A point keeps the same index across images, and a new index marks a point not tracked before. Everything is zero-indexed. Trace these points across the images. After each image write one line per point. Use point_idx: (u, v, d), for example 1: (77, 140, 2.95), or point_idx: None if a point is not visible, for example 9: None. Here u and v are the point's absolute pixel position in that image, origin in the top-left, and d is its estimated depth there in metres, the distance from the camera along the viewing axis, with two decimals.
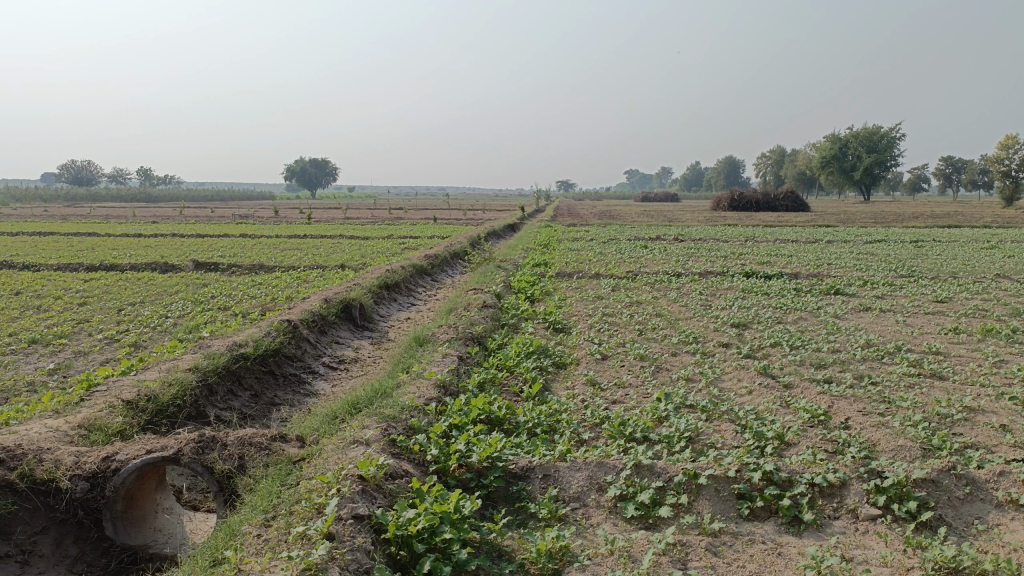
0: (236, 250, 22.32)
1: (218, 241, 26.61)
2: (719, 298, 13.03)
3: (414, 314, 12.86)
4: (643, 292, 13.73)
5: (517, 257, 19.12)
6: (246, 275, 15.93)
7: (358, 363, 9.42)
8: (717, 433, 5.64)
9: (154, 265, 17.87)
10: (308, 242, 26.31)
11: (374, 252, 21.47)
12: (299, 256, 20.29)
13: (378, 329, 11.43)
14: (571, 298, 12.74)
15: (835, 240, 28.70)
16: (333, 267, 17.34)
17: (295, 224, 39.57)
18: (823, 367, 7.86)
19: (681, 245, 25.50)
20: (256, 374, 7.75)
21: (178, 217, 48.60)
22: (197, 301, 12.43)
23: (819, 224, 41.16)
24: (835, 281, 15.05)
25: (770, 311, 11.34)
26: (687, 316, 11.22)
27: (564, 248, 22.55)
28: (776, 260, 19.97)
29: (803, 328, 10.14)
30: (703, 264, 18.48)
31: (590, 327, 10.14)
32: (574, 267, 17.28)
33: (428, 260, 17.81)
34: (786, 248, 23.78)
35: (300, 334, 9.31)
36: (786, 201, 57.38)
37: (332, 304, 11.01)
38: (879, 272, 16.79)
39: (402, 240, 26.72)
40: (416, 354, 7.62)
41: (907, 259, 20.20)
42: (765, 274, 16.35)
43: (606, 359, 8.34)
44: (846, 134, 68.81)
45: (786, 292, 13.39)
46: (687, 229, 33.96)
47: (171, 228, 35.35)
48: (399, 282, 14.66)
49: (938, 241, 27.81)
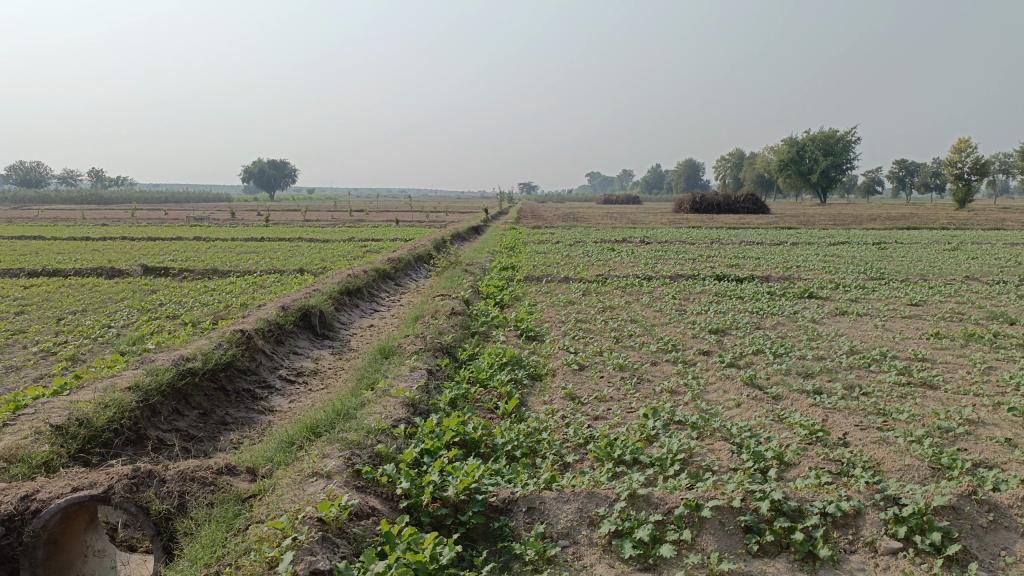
0: (189, 254, 21.43)
1: (171, 244, 25.61)
2: (693, 302, 12.67)
3: (377, 322, 12.26)
4: (615, 296, 13.32)
5: (484, 260, 18.63)
6: (199, 281, 15.13)
7: (318, 376, 8.81)
8: (712, 455, 5.19)
9: (100, 270, 16.95)
10: (265, 245, 25.48)
11: (334, 256, 20.78)
12: (255, 260, 19.50)
13: (339, 338, 10.81)
14: (542, 304, 12.27)
15: (799, 242, 28.72)
16: (292, 272, 16.61)
17: (251, 227, 38.50)
18: (812, 377, 7.48)
19: (647, 247, 25.24)
20: (205, 392, 7.13)
21: (131, 219, 47.05)
22: (145, 310, 11.66)
23: (780, 226, 41.33)
24: (807, 284, 14.82)
25: (747, 316, 10.99)
26: (663, 321, 10.81)
27: (530, 251, 22.10)
28: (744, 262, 19.76)
29: (783, 334, 9.80)
30: (672, 267, 18.16)
31: (564, 335, 9.66)
32: (542, 271, 16.82)
33: (392, 264, 17.19)
34: (752, 251, 23.63)
35: (255, 346, 8.66)
36: (747, 203, 57.77)
37: (289, 312, 10.36)
38: (849, 275, 16.62)
39: (363, 243, 26.03)
40: (381, 367, 7.04)
41: (874, 261, 20.15)
42: (735, 276, 16.06)
43: (583, 369, 7.87)
44: (804, 137, 69.66)
45: (760, 296, 13.07)
46: (652, 232, 33.76)
47: (122, 231, 34.15)
48: (361, 287, 14.02)
49: (900, 243, 27.99)
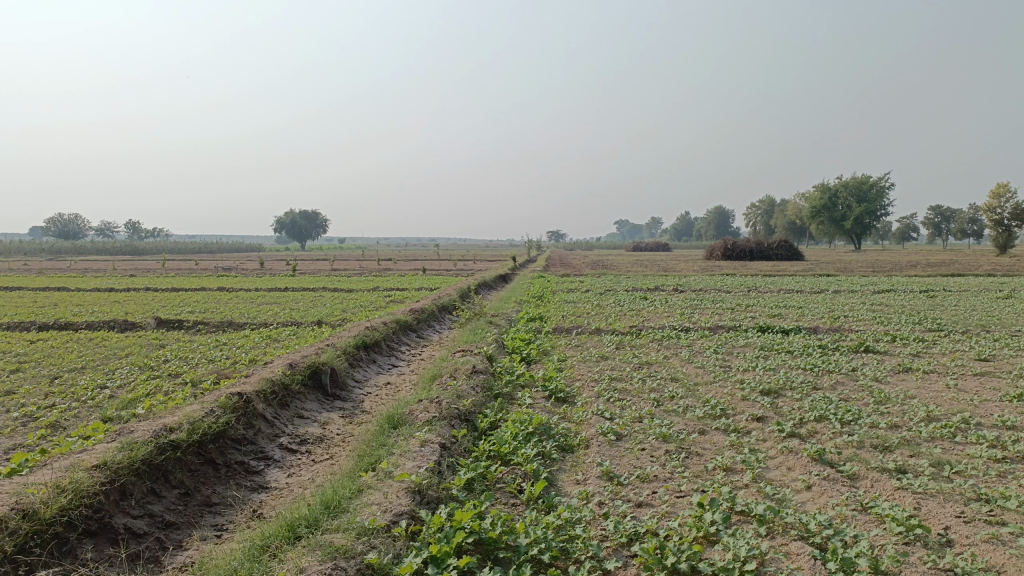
0: (208, 305, 20.86)
1: (191, 295, 25.15)
2: (737, 357, 11.62)
3: (394, 379, 11.38)
4: (652, 351, 12.30)
5: (510, 310, 17.77)
6: (212, 335, 14.41)
7: (323, 444, 7.93)
8: (789, 563, 4.17)
9: (113, 323, 16.39)
10: (288, 296, 24.90)
11: (356, 307, 20.06)
12: (274, 312, 18.83)
13: (352, 399, 9.92)
14: (572, 359, 11.30)
15: (841, 290, 27.45)
16: (309, 324, 15.87)
17: (278, 276, 38.22)
18: (890, 453, 6.40)
19: (682, 296, 24.24)
20: (188, 468, 6.28)
21: (162, 270, 47.23)
22: (146, 367, 10.92)
23: (817, 273, 39.96)
24: (860, 336, 13.69)
25: (801, 374, 9.93)
26: (707, 380, 9.78)
27: (559, 300, 21.19)
28: (787, 312, 18.62)
29: (845, 397, 8.70)
30: (710, 318, 17.09)
31: (598, 397, 8.68)
32: (571, 322, 15.89)
33: (414, 315, 16.38)
34: (793, 299, 22.45)
35: (254, 411, 7.81)
36: (780, 249, 56.44)
37: (297, 371, 9.51)
38: (903, 326, 15.44)
39: (387, 292, 25.33)
40: (390, 440, 6.11)
41: (926, 311, 18.87)
42: (780, 328, 14.96)
43: (621, 440, 6.87)
44: (836, 184, 68.49)
45: (811, 351, 11.98)
46: (684, 280, 32.68)
47: (147, 282, 34.01)
48: (379, 341, 13.18)
49: (948, 291, 26.52)
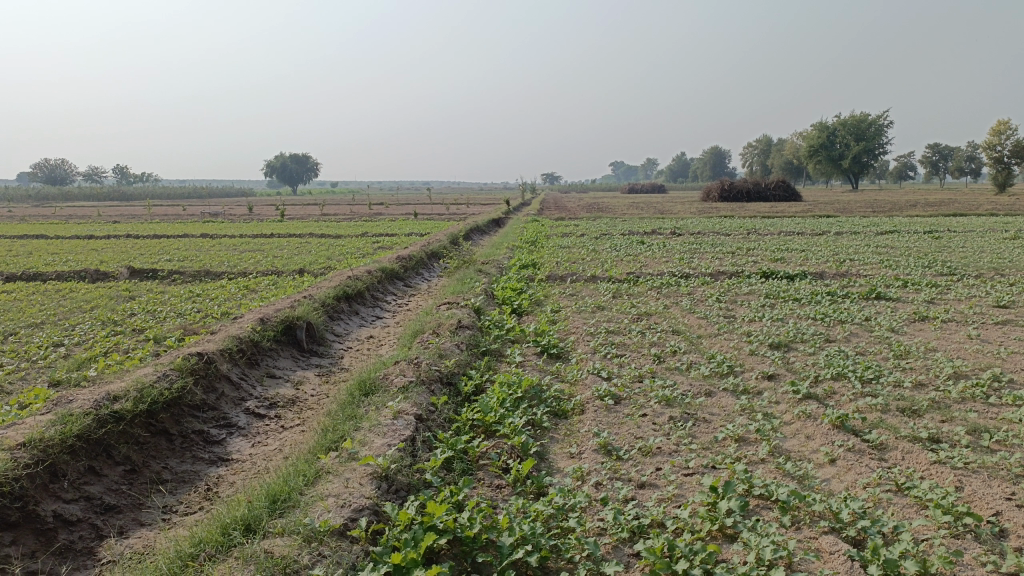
0: (187, 253, 20.02)
1: (172, 242, 24.28)
2: (742, 306, 10.92)
3: (377, 332, 10.69)
4: (650, 300, 11.62)
5: (502, 256, 17.01)
6: (186, 285, 13.63)
7: (294, 407, 7.26)
8: (821, 566, 3.53)
9: (85, 273, 15.61)
10: (272, 242, 24.02)
11: (342, 254, 19.27)
12: (255, 260, 18.01)
13: (330, 354, 9.24)
14: (566, 310, 10.60)
15: (843, 231, 26.70)
16: (290, 273, 15.12)
17: (266, 222, 37.28)
18: (919, 419, 5.75)
19: (680, 239, 23.46)
20: (134, 443, 5.60)
21: (149, 215, 46.18)
22: (110, 322, 10.21)
23: (816, 214, 39.08)
24: (869, 282, 12.99)
25: (812, 325, 9.26)
26: (712, 332, 9.10)
27: (553, 245, 20.41)
28: (790, 256, 17.87)
29: (862, 351, 8.03)
30: (711, 263, 16.36)
31: (593, 353, 8.00)
32: (566, 269, 15.16)
33: (401, 262, 15.61)
34: (795, 242, 21.67)
35: (216, 373, 7.11)
36: (778, 190, 55.44)
37: (269, 325, 8.80)
38: (912, 270, 14.75)
39: (376, 238, 24.48)
40: (360, 410, 5.42)
41: (933, 253, 18.14)
42: (785, 274, 14.23)
43: (620, 406, 6.20)
44: (834, 122, 67.07)
45: (820, 299, 11.29)
46: (682, 223, 31.80)
47: (129, 228, 33.04)
48: (362, 292, 12.45)
49: (953, 232, 25.74)
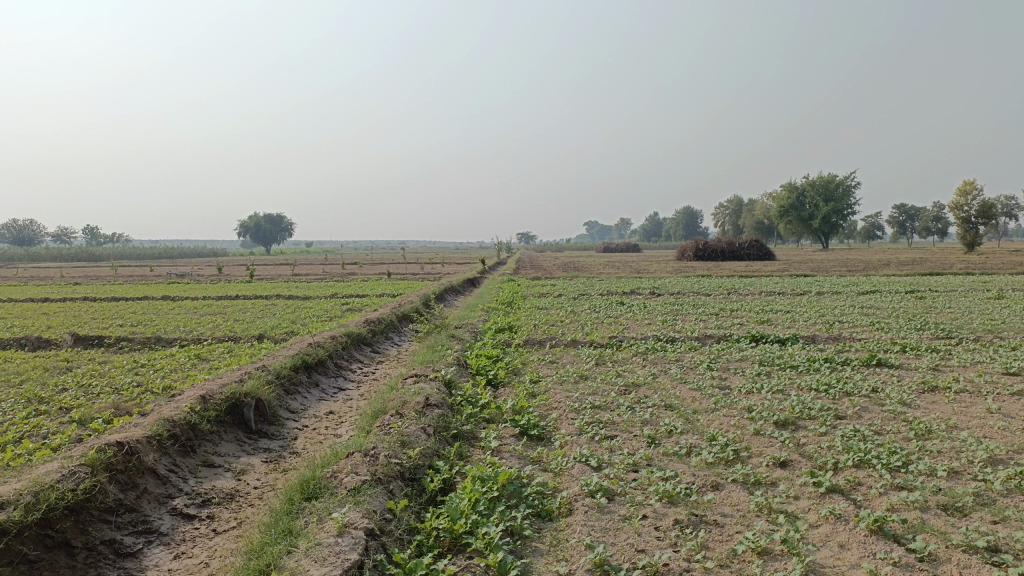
0: (143, 317, 18.89)
1: (128, 305, 23.09)
2: (736, 375, 10.07)
3: (338, 407, 9.69)
4: (636, 368, 10.76)
5: (477, 319, 16.13)
6: (132, 354, 12.53)
7: (231, 506, 6.22)
8: None
9: (24, 339, 14.40)
10: (236, 304, 22.94)
11: (308, 317, 18.25)
12: (213, 324, 16.94)
13: (281, 435, 8.22)
14: (546, 381, 9.67)
15: (824, 291, 26.21)
16: (248, 339, 14.04)
17: (233, 283, 36.09)
18: (968, 519, 4.88)
19: (661, 300, 22.78)
20: (21, 563, 4.52)
21: (113, 276, 44.66)
22: (35, 399, 9.08)
23: (792, 274, 38.80)
24: (866, 347, 12.26)
25: (816, 398, 8.42)
26: (709, 407, 8.23)
27: (530, 307, 19.58)
28: (776, 319, 17.17)
29: (878, 430, 7.18)
30: (695, 326, 15.59)
31: (579, 434, 7.06)
32: (544, 333, 14.29)
33: (368, 327, 14.67)
34: (778, 303, 21.02)
35: (137, 467, 6.07)
36: (752, 249, 55.46)
37: (211, 404, 7.79)
38: (906, 333, 14.08)
39: (345, 300, 23.53)
40: (300, 520, 4.42)
41: (922, 315, 17.57)
42: (775, 338, 13.48)
43: (614, 504, 5.25)
44: (803, 183, 67.87)
45: (819, 366, 10.49)
46: (659, 283, 31.19)
47: (88, 290, 31.72)
48: (323, 360, 11.46)
49: (936, 292, 25.31)
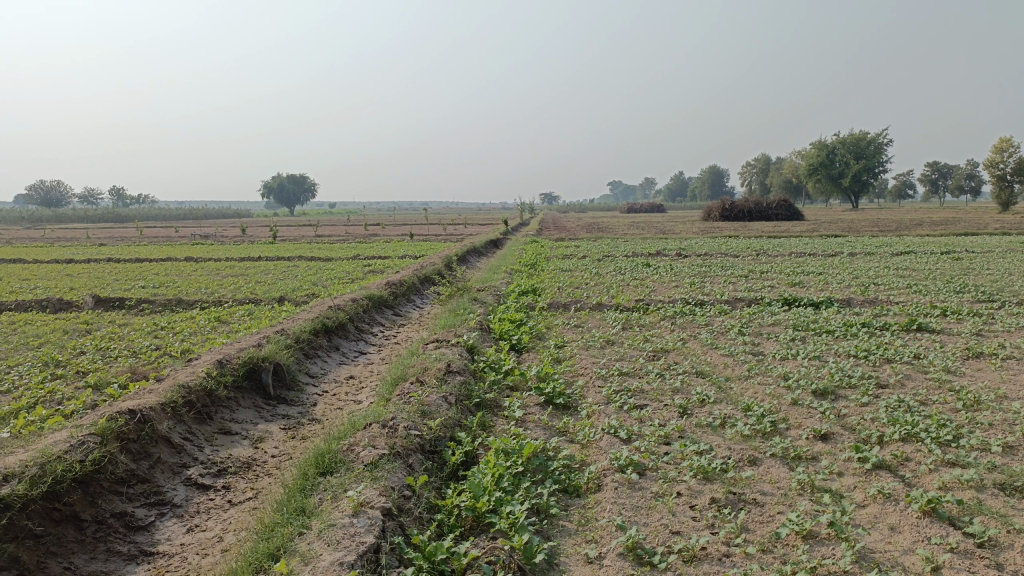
0: (165, 278, 18.83)
1: (152, 266, 23.09)
2: (769, 341, 9.69)
3: (358, 372, 9.48)
4: (665, 332, 10.41)
5: (499, 281, 15.82)
6: (152, 317, 12.41)
7: (247, 476, 6.03)
8: None
9: (45, 301, 14.35)
10: (259, 266, 22.84)
11: (330, 278, 18.06)
12: (235, 286, 16.81)
13: (300, 401, 8.02)
14: (572, 346, 9.37)
15: (856, 252, 25.56)
16: (268, 302, 13.87)
17: (256, 244, 36.06)
18: None
19: (688, 261, 22.30)
20: (27, 538, 4.35)
21: (137, 237, 44.81)
22: (53, 363, 8.96)
23: (822, 234, 37.95)
24: (904, 311, 11.79)
25: (856, 366, 8.03)
26: (742, 374, 7.88)
27: (554, 268, 19.23)
28: (808, 280, 16.69)
29: (923, 400, 6.80)
30: (724, 288, 15.17)
31: (607, 404, 6.76)
32: (569, 296, 13.97)
33: (389, 289, 14.44)
34: (808, 264, 20.46)
35: (150, 436, 5.88)
36: (780, 209, 54.38)
37: (228, 369, 7.60)
38: (945, 296, 13.56)
39: (367, 261, 23.35)
40: (314, 496, 4.18)
41: (960, 276, 16.97)
42: (808, 301, 13.03)
43: (646, 480, 4.96)
44: (833, 141, 66.27)
45: (855, 331, 10.07)
46: (686, 244, 30.61)
47: (114, 251, 31.86)
48: (344, 323, 11.25)
49: (973, 252, 24.51)
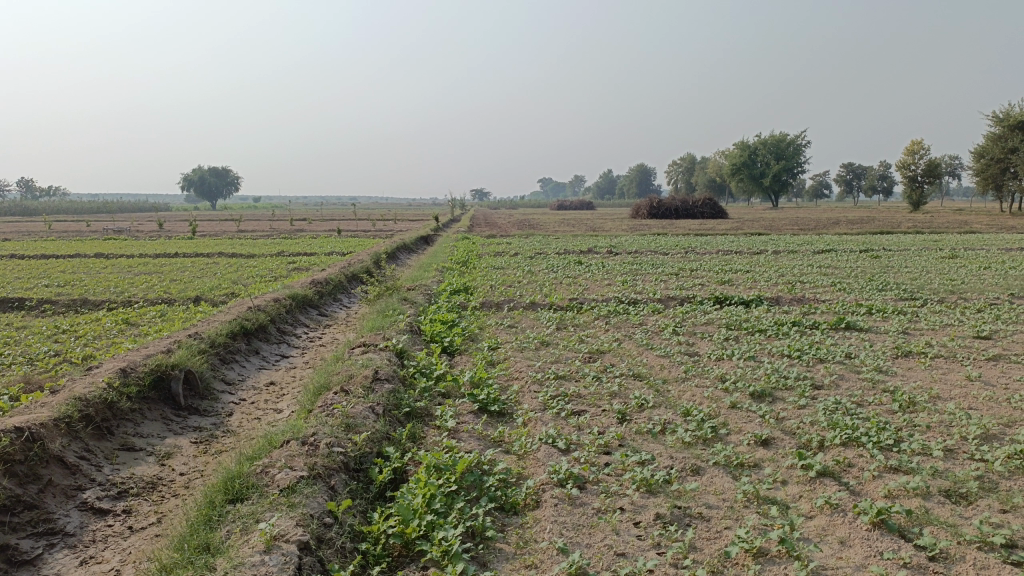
0: (71, 277, 17.66)
1: (58, 263, 21.69)
2: (704, 341, 9.58)
3: (279, 378, 8.95)
4: (599, 333, 10.21)
5: (430, 280, 15.38)
6: (54, 319, 11.50)
7: (151, 498, 5.50)
8: None
9: None
10: (176, 263, 21.74)
11: (251, 277, 17.26)
12: (148, 285, 15.87)
13: (213, 411, 7.46)
14: (505, 348, 9.06)
15: (781, 250, 26.09)
16: (183, 302, 13.09)
17: (174, 239, 34.50)
18: (975, 509, 4.43)
19: (619, 259, 22.28)
20: None
21: (45, 232, 42.36)
22: None
23: (747, 232, 38.75)
24: (833, 310, 11.92)
25: (791, 366, 7.96)
26: (680, 376, 7.70)
27: (486, 266, 18.90)
28: (737, 278, 16.84)
29: (860, 402, 6.75)
30: (656, 286, 15.14)
31: (543, 410, 6.46)
32: (501, 294, 13.66)
33: (314, 288, 13.84)
34: (736, 263, 20.70)
35: (40, 456, 5.27)
36: (706, 208, 55.47)
37: (132, 379, 6.98)
38: (869, 294, 13.82)
39: (292, 258, 22.51)
40: (222, 527, 3.73)
41: (880, 275, 17.39)
42: (739, 299, 13.06)
43: (588, 495, 4.67)
44: (755, 141, 67.96)
45: (788, 330, 10.08)
46: (616, 241, 30.71)
47: (17, 247, 29.92)
48: (265, 326, 10.66)
49: (890, 251, 25.32)
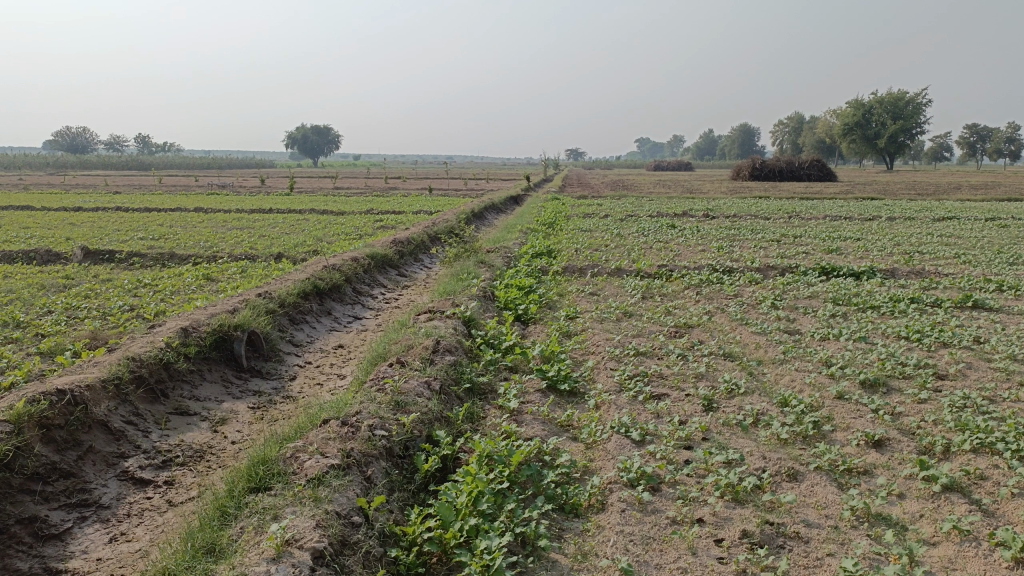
0: (165, 230, 18.03)
1: (158, 217, 22.31)
2: (806, 317, 8.64)
3: (348, 340, 8.61)
4: (688, 304, 9.40)
5: (512, 242, 14.80)
6: (138, 273, 11.57)
7: (196, 468, 5.19)
8: None
9: (33, 252, 13.59)
10: (268, 218, 21.96)
11: (336, 234, 17.12)
12: (235, 241, 15.96)
13: (276, 374, 7.16)
14: (584, 318, 8.41)
15: (896, 217, 24.12)
16: (265, 259, 13.00)
17: (272, 195, 35.19)
18: None
19: (716, 223, 21.08)
20: None
21: (154, 187, 44.21)
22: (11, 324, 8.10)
23: (856, 197, 36.24)
24: (956, 286, 10.64)
25: (909, 351, 6.98)
26: (778, 357, 6.87)
27: (573, 228, 18.16)
28: (845, 247, 15.51)
29: (993, 397, 5.77)
30: (755, 254, 14.06)
31: (619, 392, 5.82)
32: (586, 259, 12.95)
33: (395, 247, 13.52)
34: (845, 230, 19.17)
35: (82, 421, 5.05)
36: (812, 170, 52.51)
37: (192, 339, 6.73)
38: (999, 268, 12.33)
39: (380, 216, 22.37)
40: (236, 524, 3.31)
41: (1012, 246, 15.63)
42: (847, 271, 11.90)
43: (662, 500, 4.03)
44: (869, 99, 63.63)
45: (904, 308, 8.98)
46: (714, 204, 29.26)
47: (123, 200, 31.08)
48: (339, 285, 10.36)
49: (1021, 220, 22.95)
